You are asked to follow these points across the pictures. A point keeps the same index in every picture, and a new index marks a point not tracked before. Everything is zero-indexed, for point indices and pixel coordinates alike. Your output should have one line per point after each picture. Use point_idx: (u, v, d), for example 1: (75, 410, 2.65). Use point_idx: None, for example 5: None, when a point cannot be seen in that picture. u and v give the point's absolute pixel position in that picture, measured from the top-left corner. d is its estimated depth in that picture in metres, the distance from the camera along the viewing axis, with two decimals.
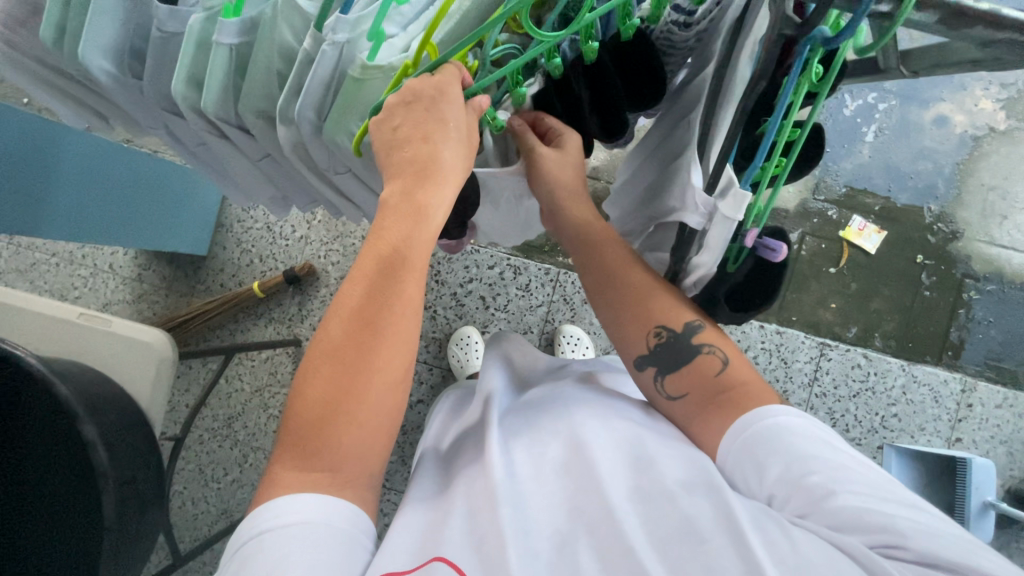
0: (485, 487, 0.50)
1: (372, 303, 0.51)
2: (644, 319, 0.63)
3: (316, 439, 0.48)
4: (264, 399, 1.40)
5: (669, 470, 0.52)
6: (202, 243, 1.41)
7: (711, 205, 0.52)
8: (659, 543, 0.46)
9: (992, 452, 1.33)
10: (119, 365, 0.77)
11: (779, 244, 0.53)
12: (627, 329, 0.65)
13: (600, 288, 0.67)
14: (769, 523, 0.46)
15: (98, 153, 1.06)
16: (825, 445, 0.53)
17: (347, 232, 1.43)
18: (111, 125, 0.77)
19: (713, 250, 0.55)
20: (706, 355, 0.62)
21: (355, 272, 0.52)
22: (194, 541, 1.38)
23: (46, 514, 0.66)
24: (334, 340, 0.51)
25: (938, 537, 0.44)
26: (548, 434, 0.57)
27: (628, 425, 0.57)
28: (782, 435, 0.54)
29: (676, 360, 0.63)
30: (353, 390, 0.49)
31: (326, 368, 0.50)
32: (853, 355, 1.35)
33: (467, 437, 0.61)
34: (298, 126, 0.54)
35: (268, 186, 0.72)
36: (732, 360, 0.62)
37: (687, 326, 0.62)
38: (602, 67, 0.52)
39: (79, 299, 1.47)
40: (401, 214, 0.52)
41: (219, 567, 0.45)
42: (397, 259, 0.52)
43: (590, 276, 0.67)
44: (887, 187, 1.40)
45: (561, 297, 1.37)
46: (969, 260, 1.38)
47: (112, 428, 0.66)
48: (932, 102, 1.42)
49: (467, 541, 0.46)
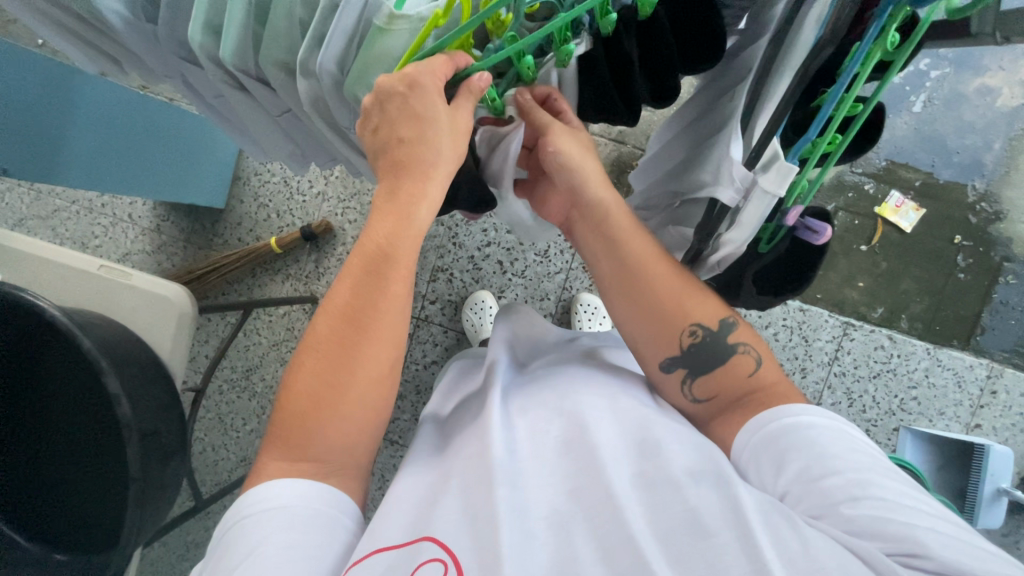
0: (481, 465, 0.48)
1: (358, 301, 0.53)
2: (676, 319, 0.61)
3: (300, 432, 0.51)
4: (281, 353, 1.42)
5: (672, 456, 0.48)
6: (219, 195, 1.39)
7: (749, 181, 0.49)
8: (662, 534, 0.42)
9: (1012, 440, 1.30)
10: (141, 319, 0.77)
11: (822, 226, 0.55)
12: (659, 329, 0.62)
13: (623, 282, 0.63)
14: (777, 515, 0.43)
15: (113, 101, 1.04)
16: (849, 446, 0.50)
17: (365, 189, 1.40)
18: (125, 72, 0.74)
19: (746, 227, 0.53)
20: (740, 355, 0.60)
21: (345, 272, 0.54)
22: (215, 485, 1.44)
23: (74, 463, 0.68)
24: (323, 336, 0.53)
25: (963, 550, 0.41)
26: (552, 410, 0.54)
27: (633, 407, 0.55)
28: (801, 432, 0.51)
29: (709, 360, 0.60)
30: (338, 386, 0.51)
31: (313, 366, 0.52)
32: (877, 336, 1.31)
33: (470, 406, 0.60)
34: (319, 79, 0.51)
35: (288, 144, 0.70)
36: (764, 359, 0.60)
37: (721, 324, 0.61)
38: (656, 23, 0.48)
39: (99, 249, 1.48)
40: (388, 214, 0.54)
41: (213, 545, 0.47)
42: (382, 258, 0.53)
43: (614, 263, 0.64)
44: (930, 162, 1.33)
45: (579, 264, 1.35)
46: (1010, 242, 1.31)
47: (134, 380, 0.66)
48: (989, 70, 1.32)
49: (455, 520, 0.45)
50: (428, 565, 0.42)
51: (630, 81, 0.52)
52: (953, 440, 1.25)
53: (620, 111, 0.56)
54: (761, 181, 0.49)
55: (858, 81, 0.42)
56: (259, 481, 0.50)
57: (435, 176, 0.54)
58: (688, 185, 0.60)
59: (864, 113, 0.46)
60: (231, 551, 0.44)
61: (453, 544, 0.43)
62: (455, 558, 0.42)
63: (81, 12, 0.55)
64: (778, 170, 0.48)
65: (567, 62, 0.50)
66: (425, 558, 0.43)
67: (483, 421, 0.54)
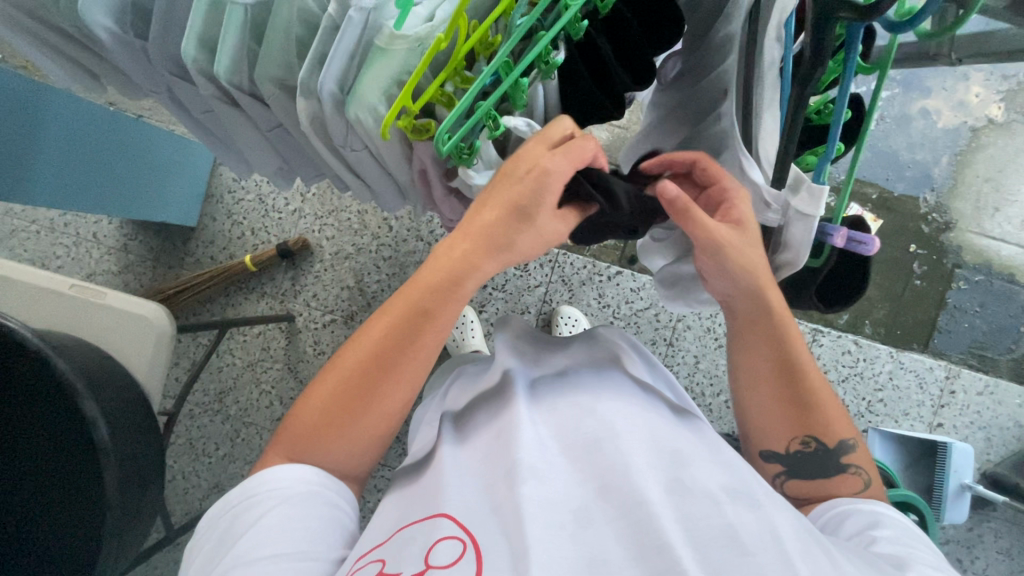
0: (508, 466, 0.48)
1: (405, 330, 0.54)
2: (798, 423, 0.59)
3: (309, 436, 0.54)
4: (256, 374, 1.38)
5: (704, 473, 0.48)
6: (191, 214, 1.36)
7: (783, 199, 0.54)
8: (699, 545, 0.41)
9: (971, 437, 1.36)
10: (116, 340, 0.75)
11: (869, 237, 0.58)
12: (776, 420, 0.60)
13: (776, 373, 0.60)
14: (814, 546, 0.43)
15: (85, 120, 1.02)
16: (937, 558, 0.48)
17: (342, 206, 1.39)
18: (102, 86, 0.72)
19: (795, 248, 0.57)
20: (848, 475, 0.58)
21: (403, 292, 0.56)
22: (186, 514, 1.38)
23: (42, 493, 0.64)
24: (348, 365, 0.55)
25: None
26: (584, 410, 0.54)
27: (663, 422, 0.54)
28: (882, 516, 0.53)
29: (813, 469, 0.59)
30: (353, 411, 0.54)
31: (334, 386, 0.55)
32: (843, 341, 1.37)
33: (487, 403, 0.59)
34: (319, 99, 0.51)
35: (275, 159, 0.69)
36: (873, 482, 0.58)
37: (840, 444, 0.58)
38: (619, 15, 0.52)
39: (61, 269, 1.42)
40: (446, 264, 0.54)
41: (229, 517, 0.50)
42: (444, 292, 0.54)
43: (769, 357, 0.60)
44: (884, 176, 1.42)
45: (560, 278, 1.37)
46: (960, 250, 1.40)
47: (111, 402, 0.64)
48: (933, 92, 1.43)
49: (476, 510, 0.47)
50: (444, 539, 0.44)
51: (610, 75, 0.54)
52: (918, 439, 1.31)
53: (607, 110, 0.56)
54: (793, 203, 0.54)
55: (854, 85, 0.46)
56: (270, 463, 0.54)
57: (497, 255, 0.55)
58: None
59: (870, 118, 0.53)
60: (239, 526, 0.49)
61: (470, 527, 0.45)
62: (473, 538, 0.44)
63: (66, 27, 0.55)
64: (808, 192, 0.52)
65: (552, 76, 0.49)
66: (444, 535, 0.44)
67: (511, 421, 0.53)
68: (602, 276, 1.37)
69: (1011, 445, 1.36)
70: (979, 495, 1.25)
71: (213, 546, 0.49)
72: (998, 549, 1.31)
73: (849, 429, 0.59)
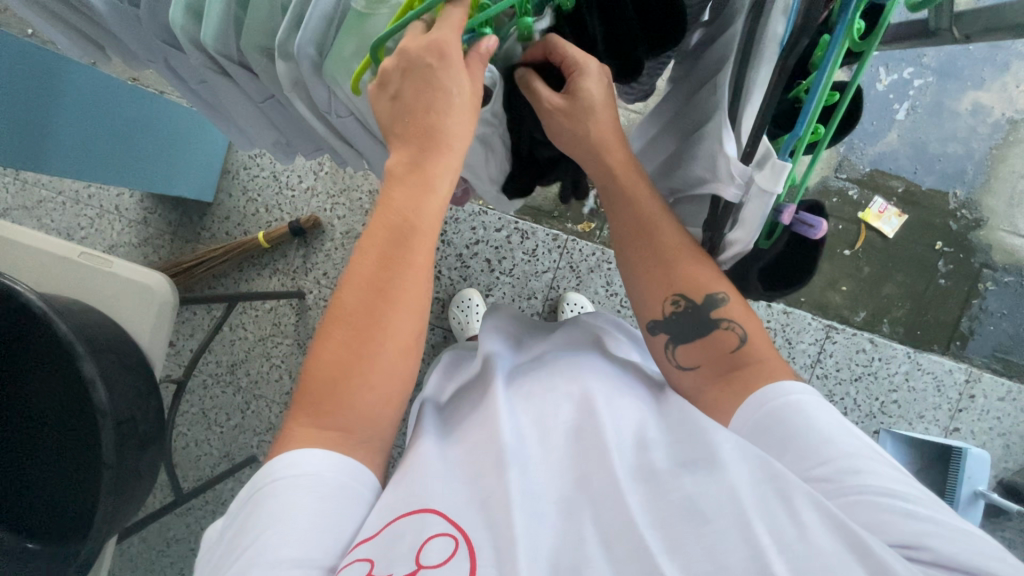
0: (490, 450, 0.48)
1: (384, 273, 0.51)
2: (666, 284, 0.60)
3: (322, 403, 0.49)
4: (267, 348, 1.41)
5: (668, 450, 0.48)
6: (208, 189, 1.39)
7: (747, 177, 0.51)
8: (661, 519, 0.42)
9: (989, 444, 1.31)
10: (121, 306, 0.77)
11: (818, 221, 0.59)
12: (647, 287, 0.62)
13: (629, 239, 0.62)
14: (774, 498, 0.42)
15: (105, 92, 1.03)
16: (867, 454, 0.48)
17: (354, 185, 1.40)
18: (109, 57, 0.74)
19: (748, 227, 0.54)
20: (724, 331, 0.58)
21: (366, 242, 0.52)
22: (197, 480, 1.43)
23: (48, 449, 0.68)
24: (346, 310, 0.51)
25: (956, 541, 0.40)
26: (552, 395, 0.54)
27: (637, 408, 0.54)
28: (804, 414, 0.51)
29: (692, 330, 0.59)
30: (365, 355, 0.50)
31: (340, 340, 0.51)
32: (859, 339, 1.33)
33: (471, 394, 0.59)
34: (297, 63, 0.52)
35: (271, 131, 0.70)
36: (752, 336, 0.58)
37: (708, 298, 0.59)
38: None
39: (85, 240, 1.47)
40: (405, 184, 0.51)
41: (250, 496, 0.47)
42: (407, 228, 0.51)
43: (623, 221, 0.62)
44: (912, 169, 1.35)
45: (567, 264, 1.36)
46: (989, 250, 1.33)
47: (111, 365, 0.66)
48: (971, 82, 1.35)
49: (458, 499, 0.45)
50: (436, 538, 0.42)
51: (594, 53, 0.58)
52: (931, 443, 1.27)
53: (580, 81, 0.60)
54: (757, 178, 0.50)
55: (833, 73, 0.44)
56: (288, 446, 0.48)
57: (433, 155, 0.51)
58: (687, 184, 0.63)
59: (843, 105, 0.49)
60: (257, 511, 0.45)
61: (452, 513, 0.44)
62: (465, 535, 0.42)
63: None
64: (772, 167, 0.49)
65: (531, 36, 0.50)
66: (432, 532, 0.42)
67: (487, 408, 0.54)
68: (611, 263, 1.36)
69: None
70: (992, 503, 1.21)
71: (236, 528, 0.45)
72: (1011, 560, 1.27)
73: (718, 283, 0.59)
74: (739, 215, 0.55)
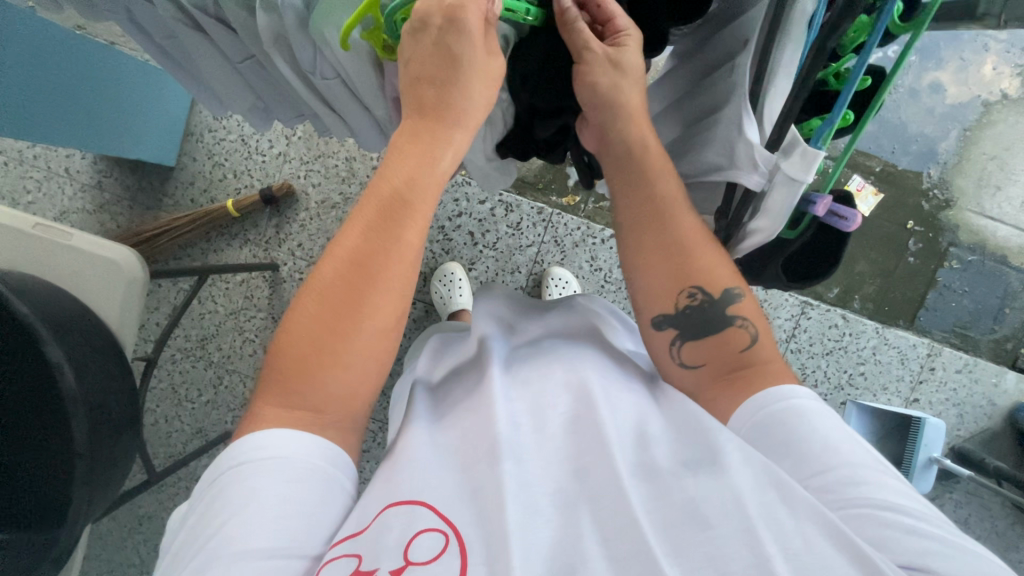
0: (486, 439, 0.47)
1: (368, 246, 0.49)
2: (681, 274, 0.59)
3: (292, 379, 0.47)
4: (239, 322, 1.36)
5: (669, 449, 0.48)
6: (169, 152, 1.29)
7: (772, 164, 0.52)
8: (663, 522, 0.42)
9: (944, 413, 1.39)
10: (84, 282, 0.71)
11: (850, 212, 0.60)
12: (659, 280, 0.59)
13: (637, 226, 0.60)
14: (770, 489, 0.43)
15: (51, 41, 0.93)
16: (873, 464, 0.48)
17: (330, 151, 1.34)
18: (61, 6, 0.67)
19: (773, 215, 0.55)
20: (736, 329, 0.57)
21: (354, 215, 0.51)
22: (168, 457, 1.39)
23: (13, 437, 0.63)
24: (323, 282, 0.49)
25: (956, 559, 0.40)
26: (552, 381, 0.53)
27: (636, 400, 0.53)
28: (807, 417, 0.51)
29: (704, 326, 0.58)
30: (340, 333, 0.48)
31: (312, 311, 0.48)
32: (831, 315, 1.37)
33: (464, 377, 0.57)
34: (281, 14, 0.49)
35: (248, 96, 0.65)
36: (762, 336, 0.57)
37: (724, 293, 0.58)
38: None
39: (32, 206, 1.36)
40: (412, 154, 0.51)
41: (208, 485, 0.44)
42: (398, 201, 0.50)
43: (634, 205, 0.60)
44: (890, 149, 1.38)
45: (552, 238, 1.34)
46: (956, 229, 1.38)
47: (79, 347, 0.62)
48: (949, 62, 1.37)
49: (452, 493, 0.44)
50: (426, 533, 0.41)
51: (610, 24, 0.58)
52: (893, 413, 1.34)
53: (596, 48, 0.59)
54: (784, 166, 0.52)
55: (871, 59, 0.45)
56: (253, 425, 0.46)
57: (445, 125, 0.52)
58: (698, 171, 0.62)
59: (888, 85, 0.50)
60: (217, 501, 0.42)
61: (447, 510, 0.43)
62: (455, 529, 0.41)
63: None
64: (801, 154, 0.51)
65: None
66: (422, 527, 0.41)
67: (481, 395, 0.52)
68: (596, 239, 1.34)
69: (982, 422, 1.39)
70: (946, 467, 1.29)
71: (196, 516, 0.42)
72: (957, 519, 1.37)
73: (733, 279, 0.59)
74: (762, 204, 0.55)
